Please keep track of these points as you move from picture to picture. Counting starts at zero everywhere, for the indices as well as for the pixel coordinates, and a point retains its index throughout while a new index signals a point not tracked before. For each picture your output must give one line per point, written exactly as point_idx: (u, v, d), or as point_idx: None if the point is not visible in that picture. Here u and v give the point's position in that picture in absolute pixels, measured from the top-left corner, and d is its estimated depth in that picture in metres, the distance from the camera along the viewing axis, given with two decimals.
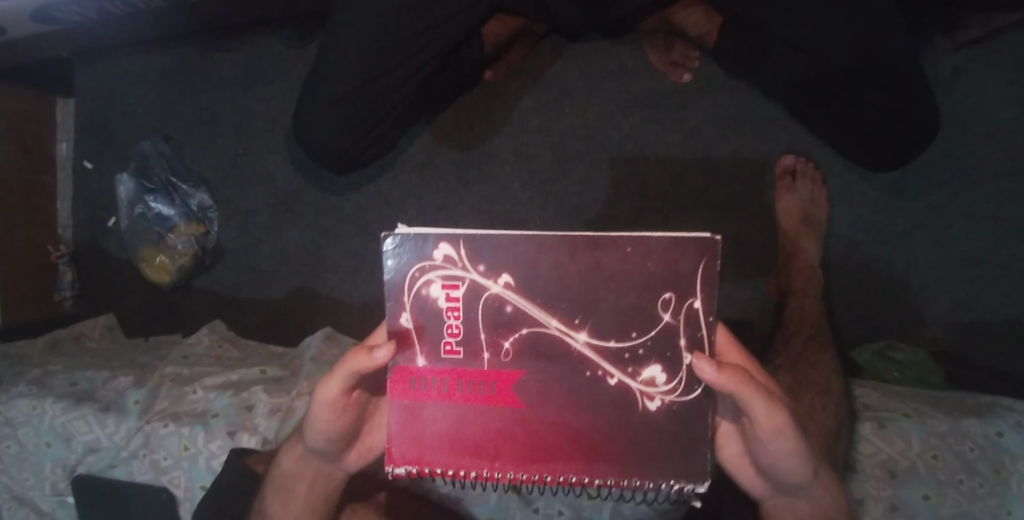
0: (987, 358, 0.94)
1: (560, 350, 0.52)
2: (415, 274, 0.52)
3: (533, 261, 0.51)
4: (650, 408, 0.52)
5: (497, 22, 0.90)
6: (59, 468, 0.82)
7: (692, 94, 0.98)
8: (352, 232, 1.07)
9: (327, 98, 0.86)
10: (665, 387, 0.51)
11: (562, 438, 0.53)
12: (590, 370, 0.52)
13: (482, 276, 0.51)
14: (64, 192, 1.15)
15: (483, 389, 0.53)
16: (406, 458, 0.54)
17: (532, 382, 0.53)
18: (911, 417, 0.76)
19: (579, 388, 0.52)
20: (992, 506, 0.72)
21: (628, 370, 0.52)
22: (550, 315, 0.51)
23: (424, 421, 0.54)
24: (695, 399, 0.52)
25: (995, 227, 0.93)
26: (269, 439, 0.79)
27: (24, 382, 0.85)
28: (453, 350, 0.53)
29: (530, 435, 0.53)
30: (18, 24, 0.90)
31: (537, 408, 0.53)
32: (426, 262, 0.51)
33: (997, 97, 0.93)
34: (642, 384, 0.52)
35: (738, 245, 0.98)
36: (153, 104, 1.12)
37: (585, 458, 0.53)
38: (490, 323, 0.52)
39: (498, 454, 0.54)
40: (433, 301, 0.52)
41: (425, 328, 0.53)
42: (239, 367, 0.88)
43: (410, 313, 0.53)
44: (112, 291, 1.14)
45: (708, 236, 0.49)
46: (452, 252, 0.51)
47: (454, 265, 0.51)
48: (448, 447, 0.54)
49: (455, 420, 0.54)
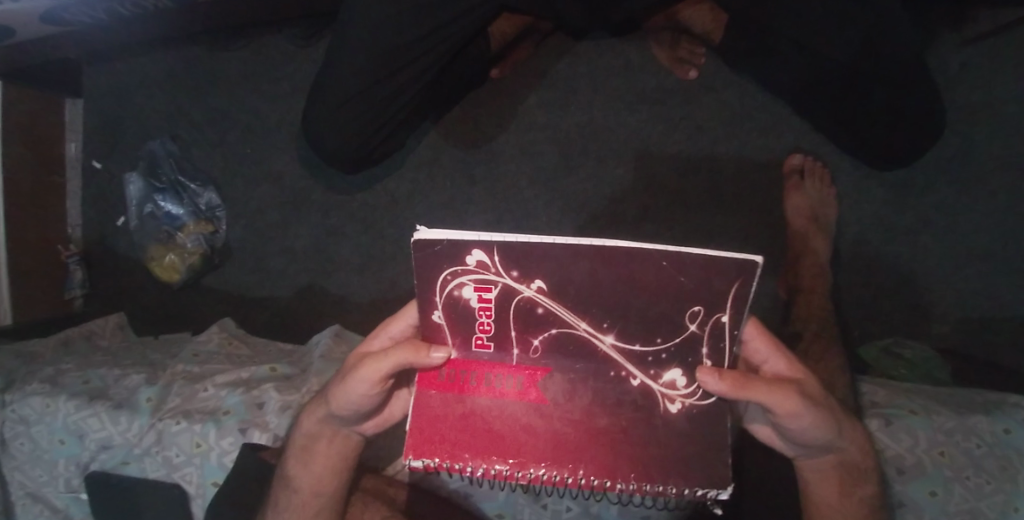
0: (995, 355, 0.93)
1: (586, 350, 0.52)
2: (447, 276, 0.50)
3: (564, 271, 0.48)
4: (672, 410, 0.53)
5: (503, 19, 0.91)
6: (73, 465, 0.83)
7: (699, 91, 0.98)
8: (360, 230, 1.07)
9: (335, 98, 0.87)
10: (686, 390, 0.53)
11: (589, 436, 0.53)
12: (615, 371, 0.53)
13: (515, 281, 0.49)
14: (74, 191, 1.15)
15: (513, 383, 0.54)
16: (430, 450, 0.53)
17: (561, 382, 0.54)
18: (918, 414, 0.76)
19: (605, 388, 0.53)
20: (1000, 503, 0.72)
21: (650, 372, 0.53)
22: (580, 319, 0.51)
23: (450, 415, 0.54)
24: (711, 405, 0.53)
25: (1003, 223, 0.93)
26: (280, 436, 0.79)
27: (37, 380, 0.86)
28: (484, 344, 0.53)
29: (557, 432, 0.54)
30: (29, 26, 0.91)
31: (565, 406, 0.54)
32: (458, 266, 0.49)
33: (1005, 92, 0.92)
34: (663, 386, 0.53)
35: (745, 242, 0.98)
36: (161, 103, 1.13)
37: (607, 460, 0.53)
38: (520, 322, 0.52)
39: (522, 452, 0.54)
40: (465, 302, 0.51)
41: (456, 326, 0.53)
42: (249, 365, 0.89)
43: (443, 313, 0.52)
44: (121, 289, 1.14)
45: (752, 259, 0.45)
46: (484, 259, 0.48)
47: (486, 270, 0.49)
48: (473, 442, 0.54)
49: (483, 413, 0.54)
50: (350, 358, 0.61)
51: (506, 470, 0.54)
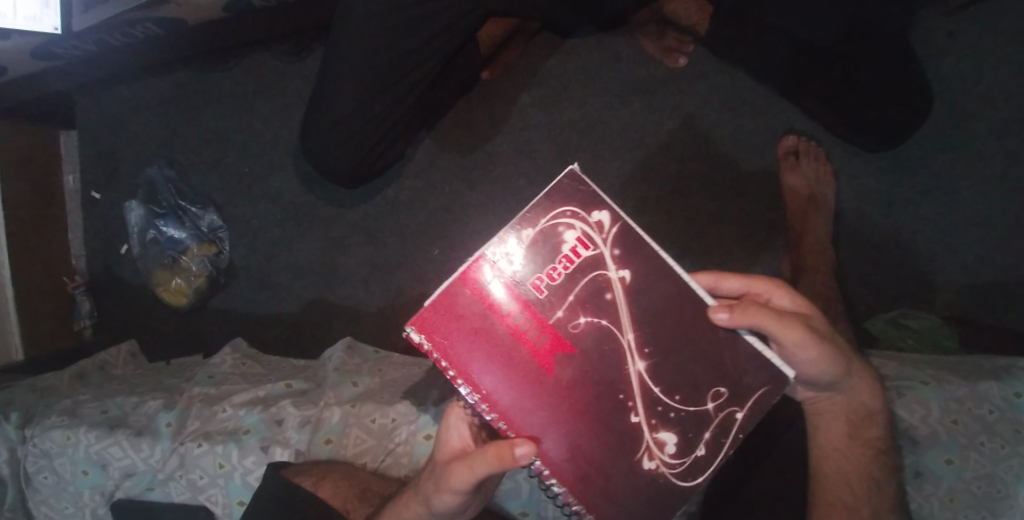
0: (1003, 318, 0.94)
1: (615, 363, 0.52)
2: (572, 212, 0.52)
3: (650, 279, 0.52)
4: (645, 464, 0.52)
5: (492, 23, 0.91)
6: (98, 494, 0.84)
7: (689, 78, 0.99)
8: (363, 241, 1.08)
9: (334, 116, 0.88)
10: (671, 458, 0.52)
11: (545, 417, 0.52)
12: (624, 394, 0.52)
13: (612, 259, 0.52)
14: (76, 222, 1.15)
15: (535, 339, 0.52)
16: (434, 325, 0.52)
17: (579, 370, 0.52)
18: (930, 384, 0.77)
19: (604, 401, 0.52)
20: (1016, 466, 0.73)
21: (652, 421, 0.52)
22: (626, 329, 0.52)
23: (469, 319, 0.52)
24: (682, 484, 0.52)
25: (1000, 188, 0.94)
26: (303, 450, 0.82)
27: (55, 413, 0.86)
28: (539, 287, 0.52)
29: (513, 395, 0.52)
30: (19, 62, 0.91)
31: (540, 388, 0.52)
32: (579, 213, 0.52)
33: (994, 57, 0.93)
34: (654, 442, 0.52)
35: (747, 225, 0.98)
36: (156, 129, 1.13)
37: (570, 451, 0.52)
38: (581, 296, 0.52)
39: (477, 380, 0.52)
40: (559, 241, 0.52)
41: (521, 262, 0.52)
42: (264, 383, 0.89)
43: (534, 233, 0.52)
44: (129, 316, 1.15)
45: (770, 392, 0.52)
46: (604, 221, 0.52)
47: (596, 232, 0.52)
48: (446, 326, 0.52)
49: (477, 320, 0.52)
50: (435, 462, 0.62)
51: (440, 362, 0.52)
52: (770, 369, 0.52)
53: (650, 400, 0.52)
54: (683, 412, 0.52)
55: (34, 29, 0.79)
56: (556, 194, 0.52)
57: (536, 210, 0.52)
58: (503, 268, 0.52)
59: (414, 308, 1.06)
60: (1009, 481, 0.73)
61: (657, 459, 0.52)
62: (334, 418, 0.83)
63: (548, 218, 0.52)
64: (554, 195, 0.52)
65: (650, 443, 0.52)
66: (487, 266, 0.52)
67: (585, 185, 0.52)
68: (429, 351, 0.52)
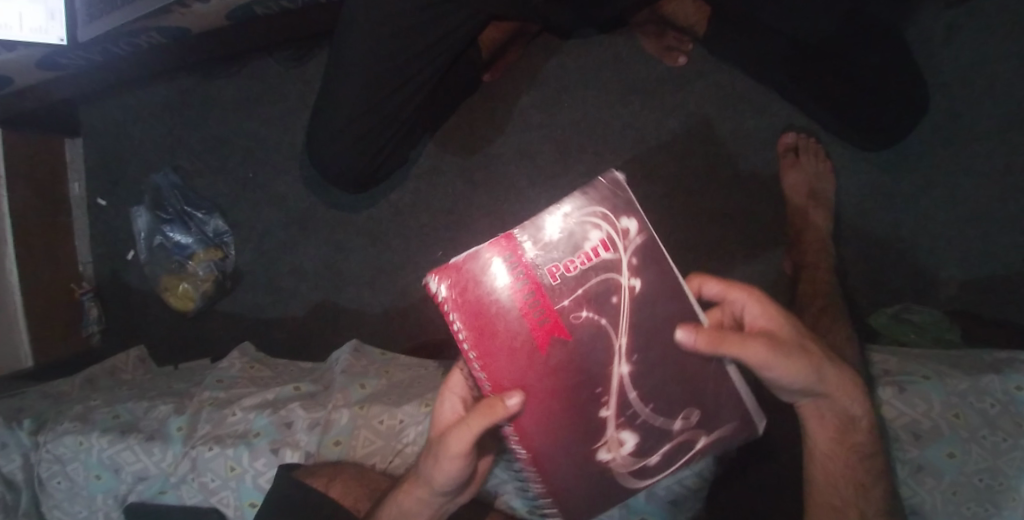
0: (1005, 312, 0.95)
1: (601, 360, 0.54)
2: (604, 213, 0.52)
3: (657, 292, 0.53)
4: (602, 455, 0.55)
5: (492, 28, 0.92)
6: (111, 498, 0.85)
7: (689, 77, 0.99)
8: (367, 244, 1.09)
9: (338, 123, 0.89)
10: (628, 456, 0.56)
11: (529, 388, 0.54)
12: (601, 390, 0.54)
13: (627, 264, 0.52)
14: (82, 229, 1.16)
15: (538, 319, 0.53)
16: (450, 281, 0.53)
17: (570, 362, 0.53)
18: (930, 379, 0.78)
19: (583, 394, 0.54)
20: (1018, 459, 0.74)
21: (620, 420, 0.55)
22: (621, 331, 0.53)
23: (483, 285, 0.53)
24: (629, 484, 0.56)
25: (1000, 182, 0.94)
26: (312, 453, 0.83)
27: (67, 419, 0.87)
28: (553, 274, 0.53)
29: (505, 364, 0.54)
30: (25, 72, 0.92)
31: (531, 362, 0.54)
32: (610, 216, 0.52)
33: (994, 51, 0.93)
34: (615, 438, 0.55)
35: (748, 223, 0.99)
36: (160, 136, 1.14)
37: (543, 432, 0.55)
38: (590, 293, 0.52)
39: (475, 341, 0.53)
40: (582, 237, 0.52)
41: (542, 246, 0.52)
42: (273, 386, 0.91)
43: (560, 223, 0.52)
44: (137, 321, 1.16)
45: (727, 425, 0.56)
46: (630, 230, 0.52)
47: (617, 236, 0.52)
48: (460, 283, 0.53)
49: (489, 286, 0.53)
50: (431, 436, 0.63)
51: (447, 314, 0.54)
52: (743, 407, 0.55)
53: (624, 402, 0.54)
54: (649, 421, 0.55)
55: (41, 40, 0.80)
56: (593, 194, 0.52)
57: (571, 202, 0.52)
58: (526, 246, 0.52)
59: (419, 310, 1.07)
60: (1012, 474, 0.74)
61: (613, 453, 0.55)
62: (343, 419, 0.84)
63: (580, 212, 0.52)
64: (593, 192, 0.52)
65: (613, 438, 0.55)
66: (512, 241, 0.53)
67: (624, 192, 0.52)
68: (440, 302, 0.54)
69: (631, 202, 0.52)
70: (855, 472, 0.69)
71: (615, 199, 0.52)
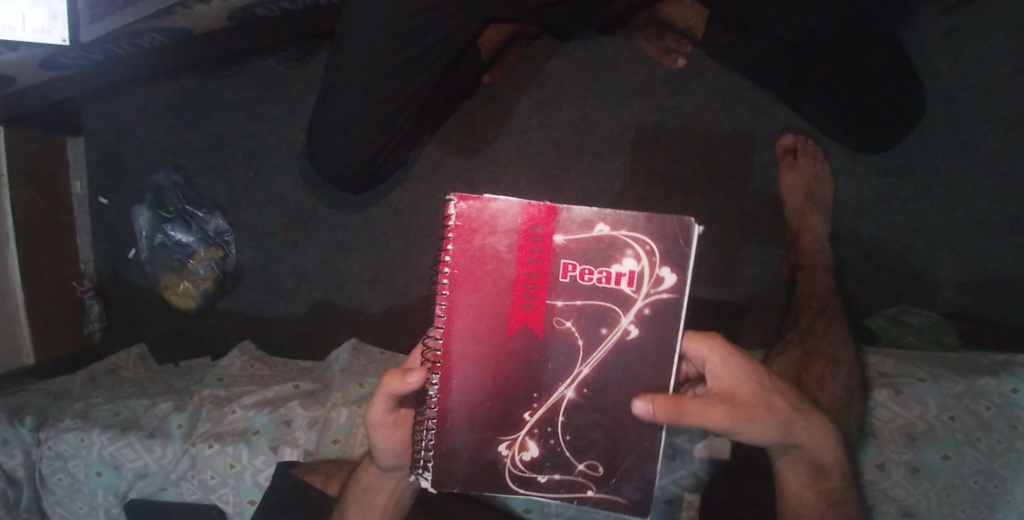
0: (1001, 314, 0.95)
1: (560, 367, 0.56)
2: (653, 250, 0.53)
3: (641, 345, 0.55)
4: (499, 447, 0.57)
5: (491, 30, 0.92)
6: (112, 495, 0.86)
7: (688, 79, 1.00)
8: (367, 243, 1.10)
9: (338, 124, 0.89)
10: (520, 462, 0.58)
11: (475, 351, 0.56)
12: (537, 395, 0.56)
13: (637, 305, 0.54)
14: (84, 227, 1.17)
15: (522, 301, 0.55)
16: (469, 217, 0.53)
17: (528, 362, 0.56)
18: (927, 381, 0.78)
19: (519, 390, 0.56)
20: (1013, 461, 0.75)
21: (538, 429, 0.57)
22: (592, 358, 0.55)
23: (494, 237, 0.54)
24: (495, 485, 0.58)
25: (998, 185, 0.95)
26: (311, 451, 0.83)
27: (69, 416, 0.88)
28: (565, 273, 0.54)
29: (468, 318, 0.55)
30: (28, 72, 0.92)
31: (492, 333, 0.55)
32: (656, 256, 0.53)
33: (993, 54, 0.94)
34: (521, 441, 0.57)
35: (746, 225, 0.99)
36: (161, 135, 1.15)
37: (466, 400, 0.57)
38: (587, 313, 0.54)
39: (454, 288, 0.55)
40: (618, 257, 0.53)
41: (576, 242, 0.53)
42: (273, 384, 0.92)
43: (605, 233, 0.53)
44: (138, 319, 1.17)
45: (615, 495, 0.58)
46: (665, 281, 0.53)
47: (645, 274, 0.54)
48: (475, 222, 0.53)
49: (499, 244, 0.54)
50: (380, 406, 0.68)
51: (448, 241, 0.54)
52: (640, 490, 0.57)
53: (551, 415, 0.56)
54: (561, 446, 0.57)
55: (43, 41, 0.80)
56: (660, 226, 0.53)
57: (632, 222, 0.53)
58: (563, 237, 0.53)
59: (418, 310, 1.08)
60: (1006, 476, 0.75)
61: (511, 452, 0.57)
62: (342, 418, 0.85)
63: (631, 234, 0.53)
64: (657, 227, 0.53)
65: (518, 440, 0.57)
66: (551, 218, 0.53)
67: (685, 244, 0.53)
68: (448, 224, 0.54)
69: (685, 259, 0.53)
70: (837, 482, 0.68)
71: (671, 243, 0.53)
